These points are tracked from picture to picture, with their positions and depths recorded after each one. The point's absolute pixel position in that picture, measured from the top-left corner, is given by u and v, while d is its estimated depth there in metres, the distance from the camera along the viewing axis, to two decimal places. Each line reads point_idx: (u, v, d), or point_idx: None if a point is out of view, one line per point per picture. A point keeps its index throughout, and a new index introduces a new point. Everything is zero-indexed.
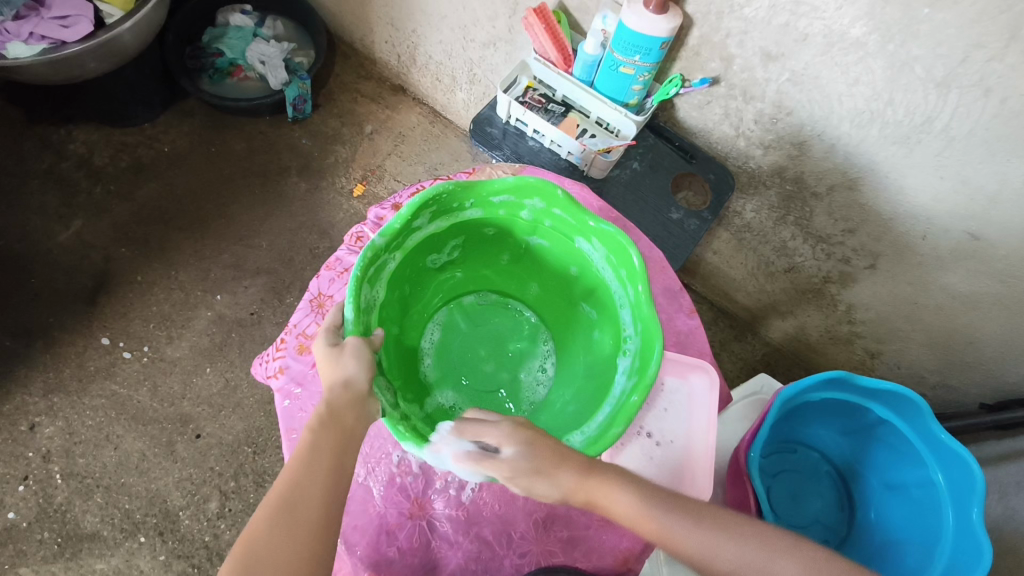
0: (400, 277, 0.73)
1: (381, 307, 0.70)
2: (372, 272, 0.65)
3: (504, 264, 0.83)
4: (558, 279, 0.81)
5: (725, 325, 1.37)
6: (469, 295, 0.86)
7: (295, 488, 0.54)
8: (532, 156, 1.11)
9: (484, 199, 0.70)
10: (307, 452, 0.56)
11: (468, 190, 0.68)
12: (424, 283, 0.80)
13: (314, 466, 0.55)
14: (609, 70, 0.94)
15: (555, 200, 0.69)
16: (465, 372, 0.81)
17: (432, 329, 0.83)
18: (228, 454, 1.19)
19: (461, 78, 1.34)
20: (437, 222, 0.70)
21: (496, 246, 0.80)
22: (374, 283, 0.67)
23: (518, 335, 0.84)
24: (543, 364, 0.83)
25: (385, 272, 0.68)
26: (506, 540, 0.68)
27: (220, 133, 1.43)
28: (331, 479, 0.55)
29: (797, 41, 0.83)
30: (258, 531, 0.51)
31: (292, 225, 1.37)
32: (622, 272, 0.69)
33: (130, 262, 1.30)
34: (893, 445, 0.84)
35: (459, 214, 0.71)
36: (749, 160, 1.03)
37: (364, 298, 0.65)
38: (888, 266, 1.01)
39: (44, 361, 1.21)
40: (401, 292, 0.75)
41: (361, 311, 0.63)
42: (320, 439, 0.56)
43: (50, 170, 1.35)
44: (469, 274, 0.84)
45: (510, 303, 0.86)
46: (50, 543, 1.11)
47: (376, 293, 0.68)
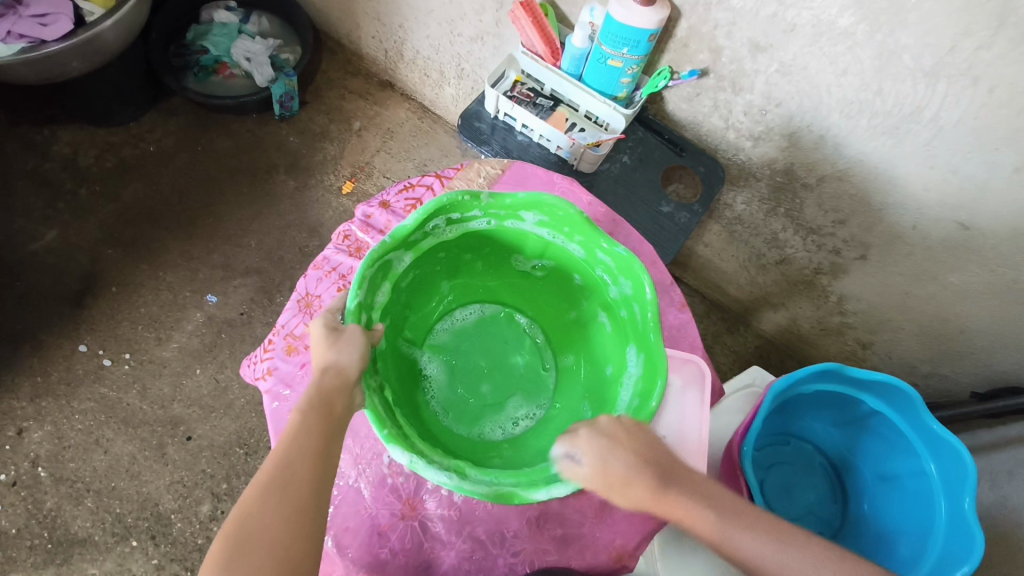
0: (473, 241, 0.73)
1: (441, 246, 0.71)
2: (455, 216, 0.66)
3: (567, 319, 0.81)
4: (594, 365, 0.77)
5: (717, 318, 1.37)
6: (525, 316, 0.85)
7: (286, 466, 0.53)
8: (520, 151, 1.10)
9: (587, 245, 0.69)
10: (294, 431, 0.54)
11: (582, 232, 0.67)
12: (502, 270, 0.80)
13: (302, 444, 0.54)
14: (597, 63, 0.94)
15: (642, 301, 0.66)
16: (463, 360, 0.81)
17: (473, 310, 0.84)
18: (220, 456, 1.18)
19: (449, 73, 1.33)
20: (538, 227, 0.70)
21: (573, 297, 0.78)
22: (451, 224, 0.67)
23: (525, 371, 0.82)
24: (517, 419, 0.78)
25: (467, 223, 0.68)
26: (500, 539, 0.67)
27: (206, 131, 1.41)
28: (318, 459, 0.54)
29: (785, 32, 0.82)
30: (248, 508, 0.50)
31: (280, 224, 1.36)
32: (636, 399, 0.65)
33: (117, 263, 1.29)
34: (885, 437, 0.84)
35: (556, 235, 0.70)
36: (739, 152, 1.02)
37: (430, 226, 0.66)
38: (879, 256, 1.01)
39: (31, 366, 1.20)
40: (469, 255, 0.77)
41: (420, 228, 0.64)
42: (308, 418, 0.55)
43: (34, 171, 1.33)
44: (538, 304, 0.83)
45: (542, 352, 0.83)
46: (40, 549, 1.10)
47: (445, 233, 0.68)
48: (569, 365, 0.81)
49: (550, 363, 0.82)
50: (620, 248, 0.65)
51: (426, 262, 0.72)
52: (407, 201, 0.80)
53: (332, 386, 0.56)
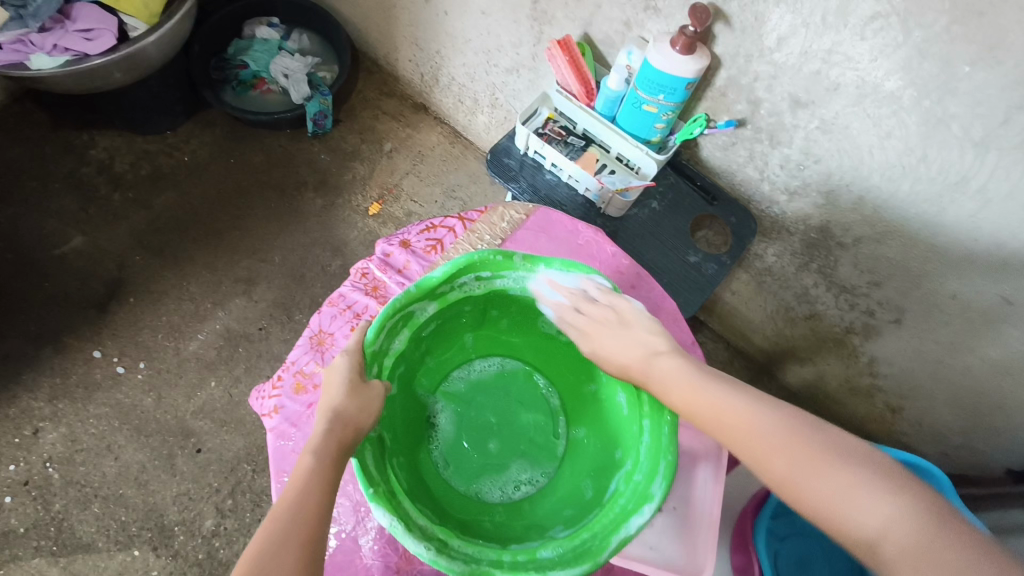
0: (500, 299, 0.73)
1: (466, 300, 0.71)
2: (486, 273, 0.67)
3: (586, 390, 0.78)
4: (605, 443, 0.74)
5: (740, 365, 1.33)
6: (545, 379, 0.82)
7: (299, 519, 0.49)
8: (548, 190, 1.06)
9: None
10: (306, 478, 0.51)
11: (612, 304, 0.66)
12: (528, 329, 0.79)
13: (312, 494, 0.51)
14: (632, 107, 0.92)
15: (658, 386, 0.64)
16: (473, 413, 0.79)
17: (494, 363, 0.82)
18: (227, 471, 1.18)
19: (483, 101, 1.32)
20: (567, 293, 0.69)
21: (596, 368, 0.76)
22: (481, 279, 0.68)
23: (535, 436, 0.79)
24: (518, 485, 0.75)
25: (497, 281, 0.68)
26: None
27: (240, 144, 1.43)
28: (327, 511, 0.51)
29: (827, 90, 0.80)
30: (260, 560, 0.46)
31: (305, 241, 1.36)
32: (638, 485, 0.62)
33: (144, 269, 1.31)
34: None
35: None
36: (773, 205, 0.99)
37: (459, 279, 0.67)
38: (915, 322, 0.96)
39: (52, 367, 1.22)
40: (495, 311, 0.76)
41: (449, 281, 0.66)
42: (321, 467, 0.52)
43: (71, 174, 1.36)
44: (560, 368, 0.81)
45: (556, 419, 0.80)
46: (45, 551, 1.11)
47: (474, 288, 0.68)
48: (581, 438, 0.78)
49: (562, 432, 0.79)
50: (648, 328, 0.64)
51: (451, 313, 0.72)
52: (428, 240, 0.79)
53: (346, 436, 0.55)
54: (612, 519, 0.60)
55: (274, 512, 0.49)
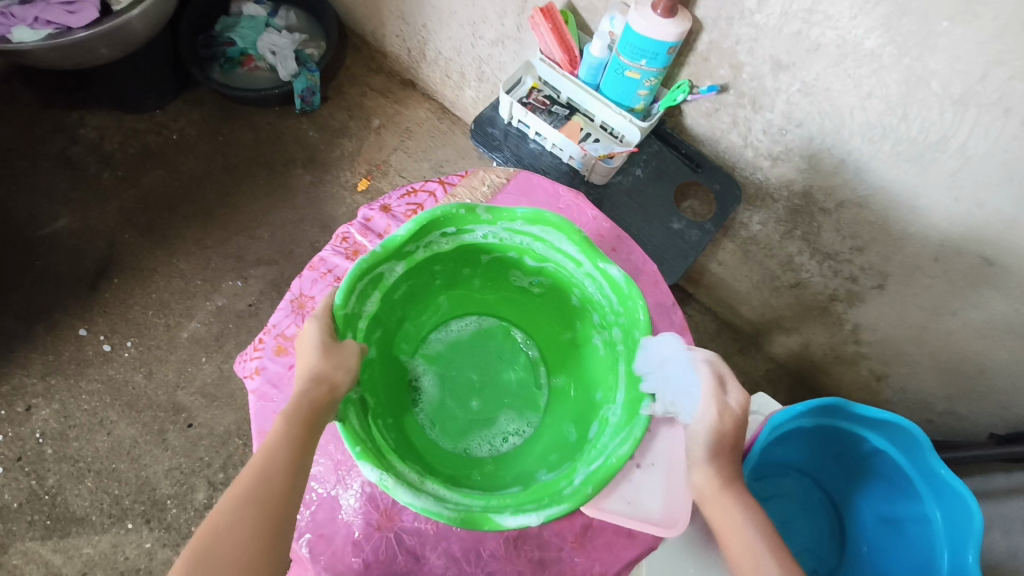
0: (470, 257, 0.72)
1: (436, 260, 0.70)
2: (450, 231, 0.66)
3: (563, 339, 0.79)
4: (586, 389, 0.75)
5: (728, 337, 1.34)
6: (522, 333, 0.84)
7: (266, 477, 0.51)
8: (532, 159, 1.06)
9: (581, 260, 0.67)
10: (278, 439, 0.53)
11: (578, 249, 0.65)
12: (500, 285, 0.80)
13: (281, 454, 0.53)
14: (615, 73, 0.92)
15: (635, 323, 0.65)
16: (455, 373, 0.80)
17: (471, 321, 0.84)
18: (219, 445, 1.19)
19: (470, 75, 1.32)
20: (534, 241, 0.68)
21: (571, 316, 0.77)
22: (447, 236, 0.67)
23: (517, 388, 0.81)
24: (506, 436, 0.77)
25: (464, 236, 0.67)
26: (475, 558, 0.64)
27: (228, 122, 1.43)
28: (297, 469, 0.53)
29: (809, 51, 0.80)
30: (222, 521, 0.49)
31: (294, 218, 1.36)
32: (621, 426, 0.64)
33: (133, 247, 1.31)
34: (888, 477, 0.79)
35: (553, 250, 0.68)
36: (757, 171, 0.99)
37: (425, 239, 0.66)
38: (898, 287, 0.97)
39: (44, 344, 1.22)
40: (466, 270, 0.76)
41: (415, 239, 0.64)
42: (291, 429, 0.54)
43: (60, 153, 1.36)
44: (536, 321, 0.82)
45: (537, 369, 0.82)
46: (39, 525, 1.12)
47: (441, 245, 0.67)
48: (562, 385, 0.80)
49: (544, 382, 0.81)
50: (615, 267, 0.64)
51: (421, 274, 0.72)
52: (408, 206, 0.79)
53: (319, 398, 0.55)
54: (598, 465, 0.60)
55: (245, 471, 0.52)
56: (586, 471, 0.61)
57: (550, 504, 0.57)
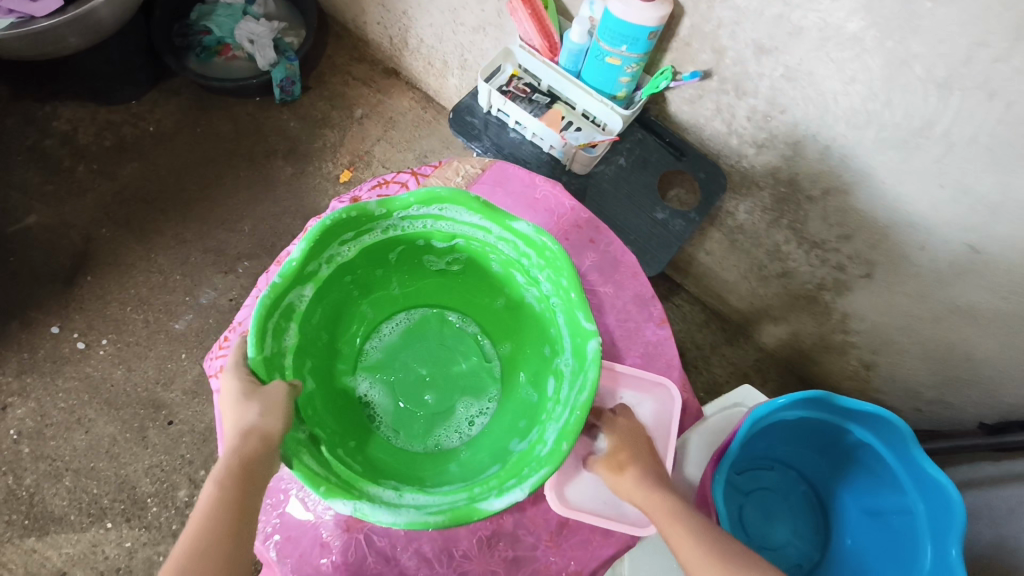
0: (378, 258, 0.62)
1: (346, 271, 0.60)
2: (349, 234, 0.56)
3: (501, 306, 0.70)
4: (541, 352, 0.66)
5: (716, 327, 1.32)
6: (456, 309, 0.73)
7: (199, 560, 0.42)
8: (513, 148, 1.04)
9: (488, 227, 0.58)
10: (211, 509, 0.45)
11: (479, 215, 0.57)
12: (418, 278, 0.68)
13: (217, 530, 0.44)
14: (595, 60, 0.90)
15: (556, 269, 0.57)
16: (402, 373, 0.69)
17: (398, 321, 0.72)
18: (200, 442, 1.17)
19: (452, 63, 1.29)
20: (436, 223, 0.59)
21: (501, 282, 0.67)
22: (348, 243, 0.57)
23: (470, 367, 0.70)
24: (474, 417, 0.67)
25: (366, 237, 0.57)
26: (447, 558, 0.63)
27: (207, 113, 1.40)
28: (238, 546, 0.44)
29: (790, 35, 0.77)
30: None
31: (275, 210, 1.34)
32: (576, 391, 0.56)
33: (110, 242, 1.29)
34: (872, 470, 0.78)
35: (456, 225, 0.59)
36: (742, 159, 0.97)
37: (324, 254, 0.56)
38: (885, 275, 0.95)
39: (19, 342, 1.20)
40: (378, 272, 0.65)
41: (313, 258, 0.55)
42: (226, 495, 0.45)
43: (33, 147, 1.33)
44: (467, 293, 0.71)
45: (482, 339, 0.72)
46: (17, 525, 1.11)
47: (342, 252, 0.57)
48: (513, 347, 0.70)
49: (491, 352, 0.70)
50: (521, 221, 0.56)
51: (331, 291, 0.61)
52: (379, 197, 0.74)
53: (251, 454, 0.47)
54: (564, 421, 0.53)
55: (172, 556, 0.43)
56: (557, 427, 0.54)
57: (529, 474, 0.51)
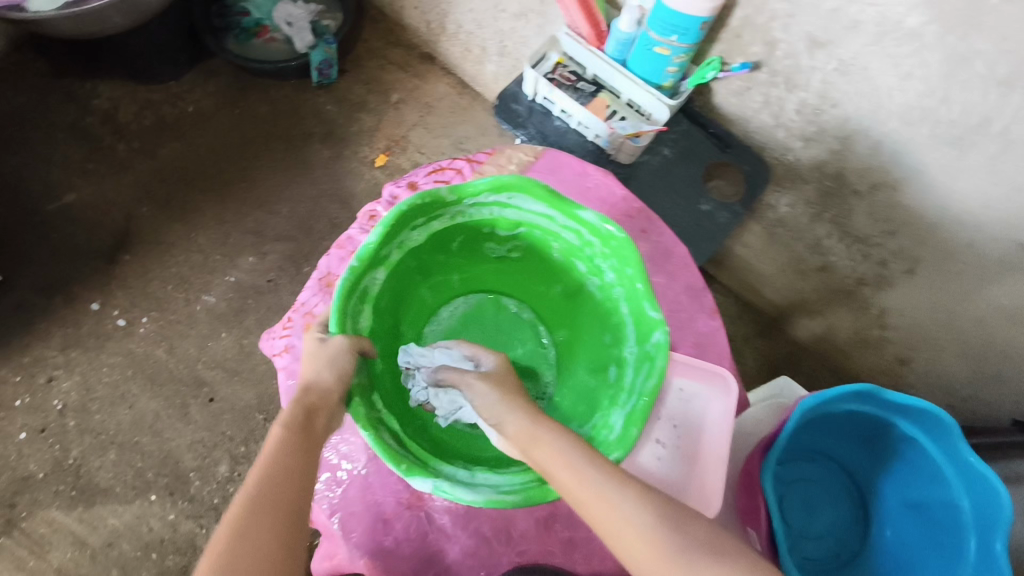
0: (442, 242, 0.64)
1: (412, 252, 0.62)
2: (418, 218, 0.57)
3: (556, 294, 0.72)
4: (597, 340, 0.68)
5: (749, 319, 1.33)
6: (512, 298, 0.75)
7: (271, 490, 0.45)
8: (557, 137, 1.05)
9: (553, 215, 0.59)
10: (279, 447, 0.48)
11: (545, 205, 0.57)
12: (477, 262, 0.71)
13: (288, 463, 0.47)
14: (644, 49, 0.90)
15: (625, 262, 0.58)
16: None
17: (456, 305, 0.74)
18: (240, 420, 1.20)
19: (491, 49, 1.29)
20: (502, 210, 0.60)
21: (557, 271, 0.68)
22: (417, 228, 0.58)
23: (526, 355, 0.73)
24: None
25: (434, 222, 0.59)
26: (506, 538, 0.65)
27: (245, 95, 1.41)
28: (306, 485, 0.47)
29: (847, 28, 0.77)
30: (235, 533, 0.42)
31: (313, 193, 1.35)
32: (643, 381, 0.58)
33: (151, 221, 1.30)
34: (914, 463, 0.79)
35: (522, 213, 0.60)
36: (788, 152, 0.97)
37: (396, 238, 0.57)
38: (930, 274, 0.95)
39: (64, 317, 1.23)
40: (440, 256, 0.67)
41: (386, 241, 0.56)
42: (294, 436, 0.49)
43: (74, 125, 1.35)
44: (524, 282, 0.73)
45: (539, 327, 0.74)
46: (65, 494, 1.14)
47: (410, 236, 0.59)
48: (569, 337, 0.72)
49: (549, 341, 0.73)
50: (588, 210, 0.56)
51: (399, 275, 0.63)
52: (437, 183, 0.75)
53: (318, 399, 0.52)
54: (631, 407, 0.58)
55: (246, 485, 0.45)
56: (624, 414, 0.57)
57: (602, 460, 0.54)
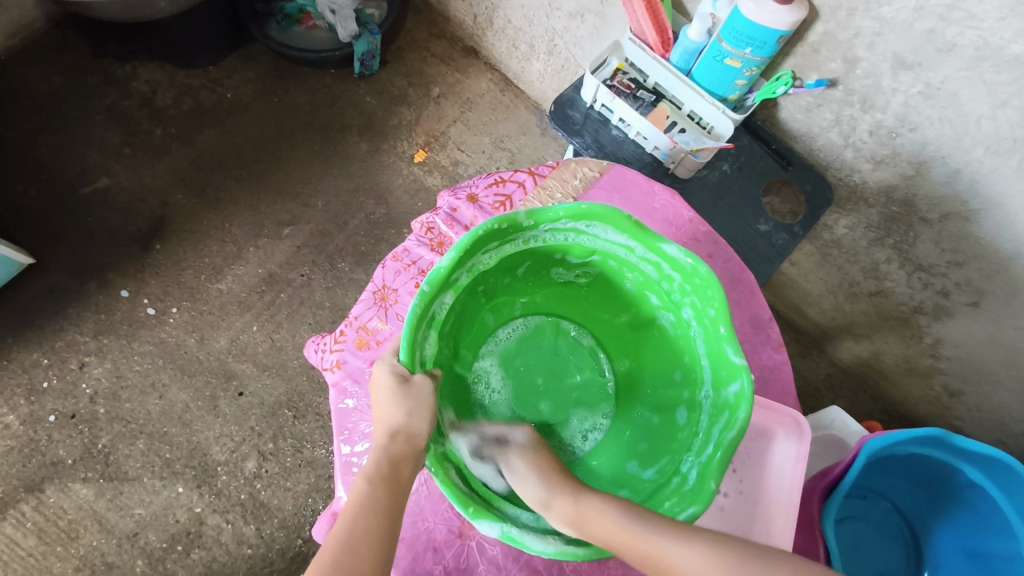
0: (513, 264, 0.68)
1: (485, 273, 0.66)
2: (494, 242, 0.61)
3: (619, 323, 0.77)
4: (659, 370, 0.73)
5: (790, 338, 1.28)
6: (573, 324, 0.80)
7: (352, 554, 0.48)
8: (614, 147, 1.01)
9: (633, 245, 0.64)
10: (362, 506, 0.51)
11: (626, 235, 0.63)
12: (541, 283, 0.76)
13: (369, 528, 0.50)
14: (712, 60, 0.86)
15: (704, 299, 0.62)
16: (522, 381, 0.76)
17: (517, 326, 0.78)
18: (269, 415, 1.18)
19: (540, 48, 1.25)
20: (578, 236, 0.65)
21: (624, 300, 0.74)
22: (491, 252, 0.62)
23: (585, 380, 0.78)
24: (591, 429, 0.75)
25: (508, 247, 0.63)
26: (557, 572, 0.66)
27: (284, 83, 1.38)
28: (386, 548, 0.50)
29: (940, 51, 0.73)
30: None
31: (349, 187, 1.33)
32: (719, 416, 0.62)
33: (186, 209, 1.29)
34: (978, 511, 0.76)
35: (599, 240, 0.65)
36: (854, 173, 0.93)
37: (469, 261, 0.61)
38: (995, 306, 0.91)
39: (96, 303, 1.22)
40: (508, 278, 0.71)
41: (459, 265, 0.60)
42: (376, 494, 0.52)
43: (113, 107, 1.33)
44: (586, 308, 0.79)
45: (597, 354, 0.79)
46: (92, 482, 1.13)
47: (485, 259, 0.63)
48: (630, 368, 0.77)
49: (607, 369, 0.78)
50: (671, 245, 0.61)
51: (469, 295, 0.67)
52: (496, 196, 0.79)
53: (399, 452, 0.54)
54: (708, 456, 0.60)
55: (326, 549, 0.48)
56: (700, 463, 0.61)
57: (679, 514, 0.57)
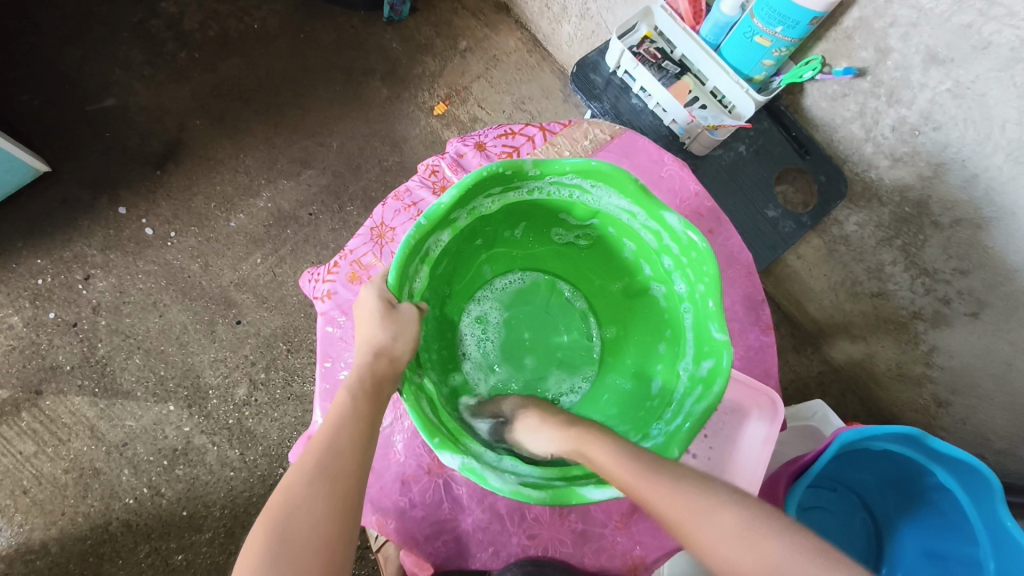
0: (517, 214, 0.68)
1: (486, 220, 0.66)
2: (498, 188, 0.62)
3: (612, 291, 0.77)
4: (643, 342, 0.74)
5: (786, 332, 1.27)
6: (569, 287, 0.80)
7: (334, 458, 0.49)
8: (631, 116, 1.01)
9: (636, 212, 0.64)
10: (345, 415, 0.52)
11: (631, 200, 0.63)
12: (543, 240, 0.76)
13: (353, 435, 0.51)
14: (742, 37, 0.83)
15: (698, 273, 0.62)
16: (510, 333, 0.78)
17: (513, 279, 0.79)
18: (263, 346, 1.20)
19: (572, 10, 1.23)
20: (583, 195, 0.65)
21: (620, 268, 0.74)
22: (494, 196, 0.63)
23: (571, 343, 0.78)
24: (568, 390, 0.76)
25: (512, 194, 0.63)
26: (519, 518, 0.69)
27: (311, 19, 1.36)
28: (366, 455, 0.51)
29: (974, 48, 0.71)
30: (296, 496, 0.47)
31: (365, 131, 1.32)
32: (695, 390, 0.62)
33: (202, 135, 1.29)
34: (942, 514, 0.77)
35: (604, 203, 0.65)
36: (871, 169, 0.92)
37: (471, 202, 0.62)
38: (994, 319, 0.89)
39: (106, 218, 1.23)
40: (510, 229, 0.72)
41: (461, 204, 0.60)
42: (360, 405, 0.53)
43: (140, 25, 1.32)
44: (583, 273, 0.79)
45: (587, 319, 0.79)
46: (88, 390, 1.17)
47: (486, 204, 0.63)
48: (615, 337, 0.78)
49: (595, 335, 0.79)
50: (673, 215, 0.61)
51: (468, 237, 0.68)
52: (504, 147, 0.79)
53: (383, 371, 0.55)
54: (677, 426, 0.61)
55: (310, 451, 0.50)
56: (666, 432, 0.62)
57: None
